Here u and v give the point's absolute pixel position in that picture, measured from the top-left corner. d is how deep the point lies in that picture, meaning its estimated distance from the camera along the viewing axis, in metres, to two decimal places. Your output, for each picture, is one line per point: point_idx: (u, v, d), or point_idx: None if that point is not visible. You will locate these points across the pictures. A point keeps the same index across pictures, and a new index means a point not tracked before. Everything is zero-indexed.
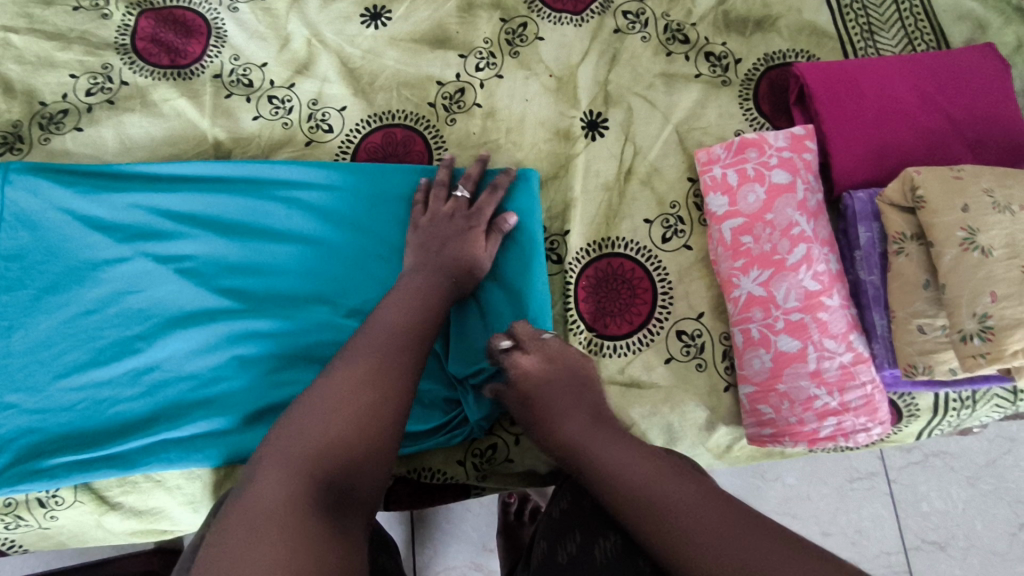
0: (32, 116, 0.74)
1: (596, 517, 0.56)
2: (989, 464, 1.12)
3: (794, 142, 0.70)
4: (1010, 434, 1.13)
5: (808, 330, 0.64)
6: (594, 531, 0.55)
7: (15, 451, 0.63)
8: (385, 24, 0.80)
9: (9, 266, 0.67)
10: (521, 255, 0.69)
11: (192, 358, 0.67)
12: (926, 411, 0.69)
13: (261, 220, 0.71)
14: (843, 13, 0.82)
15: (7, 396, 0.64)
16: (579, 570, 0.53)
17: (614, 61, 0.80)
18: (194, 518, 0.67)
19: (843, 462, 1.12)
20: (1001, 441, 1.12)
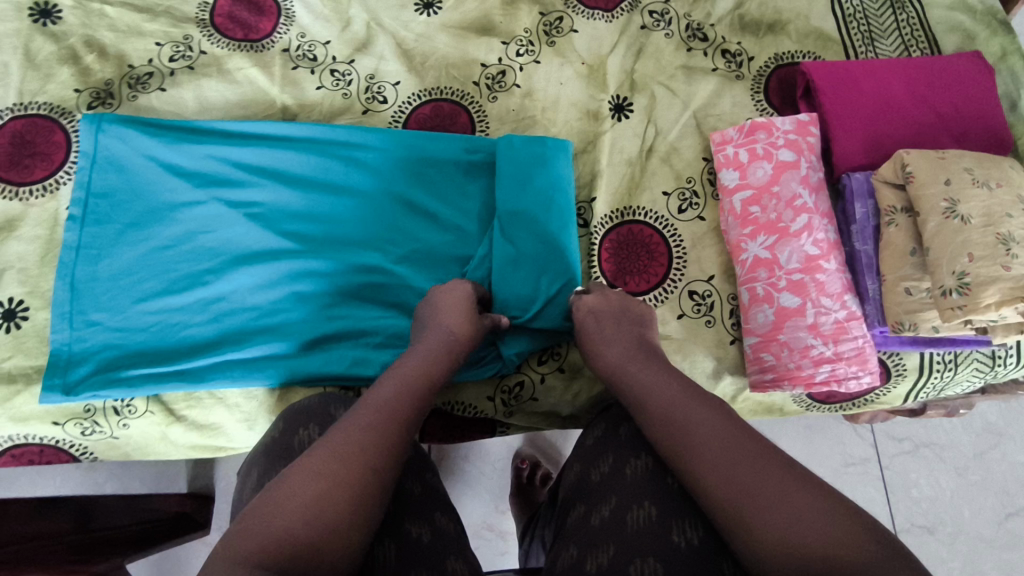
0: (121, 77, 0.83)
1: (630, 442, 0.63)
2: (977, 456, 1.18)
3: (800, 126, 0.78)
4: (997, 429, 1.19)
5: (808, 289, 0.72)
6: (625, 452, 0.62)
7: (97, 362, 0.71)
8: (437, 12, 0.90)
9: (98, 203, 0.75)
10: (558, 215, 0.77)
11: (257, 291, 0.75)
12: (912, 372, 0.77)
13: (322, 175, 0.80)
14: (846, 20, 0.91)
15: (91, 314, 0.72)
16: (611, 487, 0.60)
17: (639, 53, 0.89)
18: (248, 436, 0.75)
19: (838, 447, 1.18)
20: (988, 435, 1.19)
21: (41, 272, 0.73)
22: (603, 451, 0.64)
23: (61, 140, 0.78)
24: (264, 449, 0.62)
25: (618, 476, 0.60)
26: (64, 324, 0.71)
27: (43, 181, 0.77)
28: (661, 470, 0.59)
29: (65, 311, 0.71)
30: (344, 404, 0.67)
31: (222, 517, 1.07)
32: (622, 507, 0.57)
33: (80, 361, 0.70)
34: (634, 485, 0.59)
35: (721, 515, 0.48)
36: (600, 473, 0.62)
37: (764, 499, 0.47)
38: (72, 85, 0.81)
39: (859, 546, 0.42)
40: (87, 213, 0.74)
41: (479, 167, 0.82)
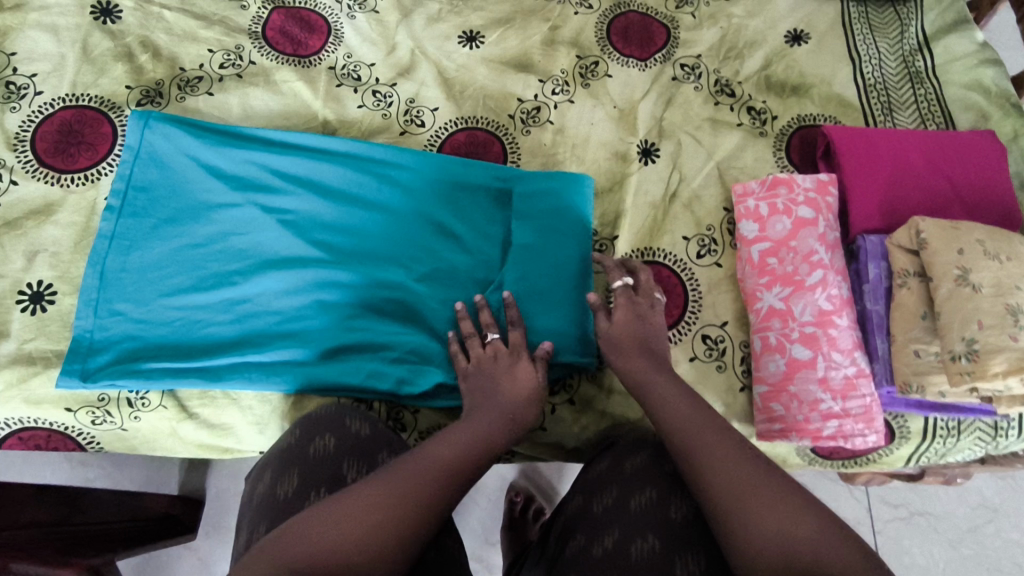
0: (172, 78, 0.86)
1: (633, 475, 0.65)
2: (971, 529, 1.17)
3: (820, 185, 0.81)
4: (993, 504, 1.18)
5: (820, 342, 0.74)
6: (630, 486, 0.64)
7: (117, 351, 0.71)
8: (479, 46, 0.94)
9: (136, 196, 0.77)
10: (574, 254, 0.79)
11: (281, 296, 0.76)
12: (916, 435, 0.78)
13: (355, 189, 0.82)
14: (867, 90, 0.96)
15: (117, 303, 0.73)
16: (615, 517, 0.61)
17: (669, 102, 0.93)
18: (257, 440, 0.75)
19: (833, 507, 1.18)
20: (983, 509, 1.18)
21: (73, 258, 0.75)
22: (605, 484, 0.66)
23: (108, 132, 0.81)
24: (279, 454, 0.64)
25: (622, 509, 0.62)
26: (89, 311, 0.72)
27: (85, 169, 0.79)
28: (666, 502, 0.61)
29: (91, 298, 0.72)
30: (360, 416, 0.68)
31: (212, 524, 1.06)
32: (625, 539, 0.59)
33: (100, 349, 0.71)
34: (638, 518, 0.60)
35: (712, 512, 0.50)
36: (602, 505, 0.64)
37: (754, 501, 0.49)
38: (124, 81, 0.84)
39: (844, 556, 0.44)
40: (124, 204, 0.76)
41: (507, 196, 0.84)
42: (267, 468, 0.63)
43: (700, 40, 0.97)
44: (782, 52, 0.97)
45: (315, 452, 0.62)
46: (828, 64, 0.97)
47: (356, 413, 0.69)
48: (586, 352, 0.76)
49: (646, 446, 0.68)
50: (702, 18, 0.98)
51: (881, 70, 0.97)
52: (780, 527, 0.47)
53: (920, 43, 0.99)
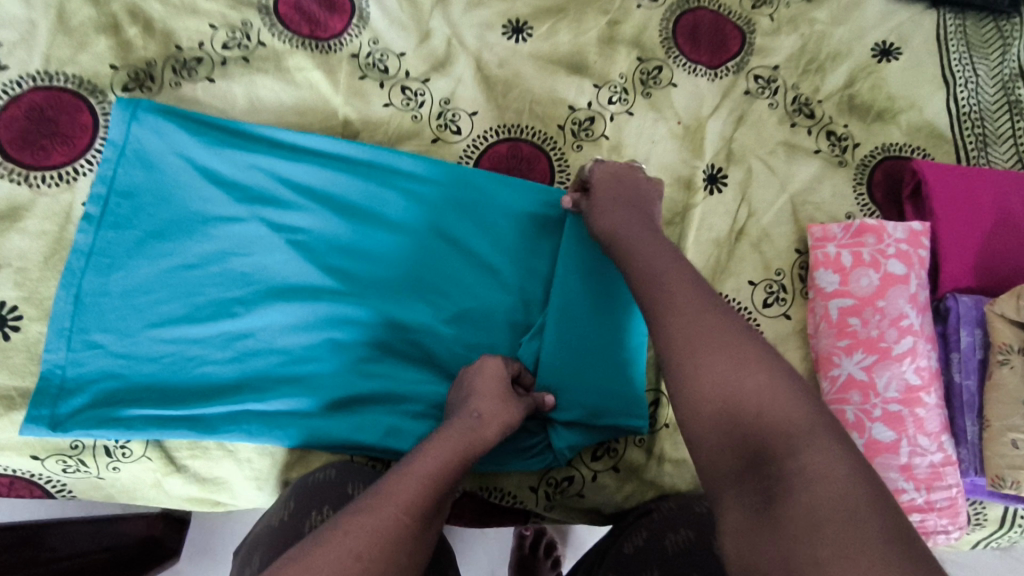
0: (166, 58, 0.72)
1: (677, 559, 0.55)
2: None
3: (913, 236, 0.71)
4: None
5: (905, 424, 0.65)
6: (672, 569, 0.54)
7: (93, 393, 0.61)
8: (526, 39, 0.81)
9: (118, 203, 0.65)
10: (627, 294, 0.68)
11: (287, 332, 0.65)
12: (993, 522, 0.70)
13: (376, 206, 0.70)
14: (961, 119, 0.84)
15: (94, 334, 0.62)
16: None
17: (740, 120, 0.81)
18: (255, 496, 0.66)
19: None
20: None
21: (43, 276, 0.63)
22: (645, 563, 0.56)
23: (88, 122, 0.68)
24: (270, 532, 0.54)
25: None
26: (61, 343, 0.61)
27: (60, 168, 0.66)
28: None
29: (64, 327, 0.61)
30: (364, 481, 0.60)
31: (195, 546, 0.96)
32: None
33: (74, 390, 0.61)
34: None
35: (665, 358, 0.46)
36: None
37: (711, 352, 0.44)
38: (108, 59, 0.70)
39: (798, 419, 0.39)
40: (105, 213, 0.64)
41: (552, 224, 0.72)
42: (256, 550, 0.53)
43: (778, 48, 0.84)
44: (869, 68, 0.85)
45: (312, 529, 0.53)
46: (920, 86, 0.85)
47: (360, 477, 0.61)
48: (636, 415, 0.67)
49: (691, 523, 0.59)
50: (781, 21, 0.86)
51: (978, 97, 0.85)
52: (732, 382, 0.42)
53: (1021, 67, 0.87)
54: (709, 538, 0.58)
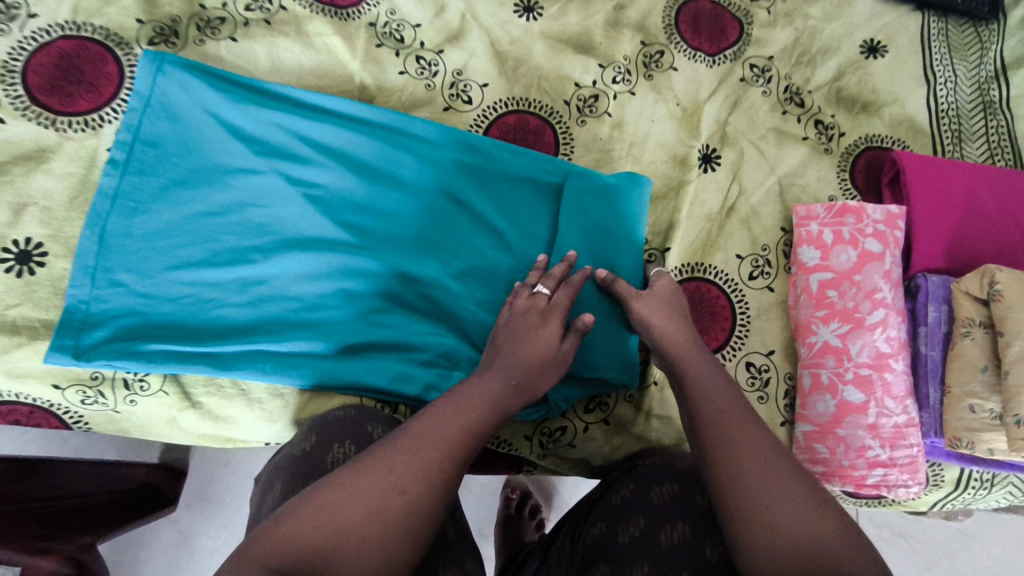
0: (190, 16, 0.75)
1: (664, 507, 0.60)
2: (947, 555, 1.12)
3: (890, 218, 0.76)
4: (971, 531, 1.13)
5: (874, 387, 0.70)
6: (659, 518, 0.59)
7: (114, 327, 0.64)
8: (537, 18, 0.85)
9: (144, 151, 0.67)
10: (627, 251, 0.74)
11: (301, 281, 0.69)
12: (949, 483, 0.76)
13: (390, 167, 0.73)
14: (940, 115, 0.90)
15: (116, 272, 0.64)
16: (643, 553, 0.56)
17: (735, 105, 0.86)
18: (265, 435, 0.69)
19: None
20: (962, 537, 1.13)
21: (68, 216, 0.66)
22: (632, 513, 0.61)
23: (114, 72, 0.71)
24: (288, 462, 0.58)
25: (652, 542, 0.57)
26: (85, 279, 0.63)
27: (86, 114, 0.69)
28: (700, 540, 0.55)
29: (88, 265, 0.64)
30: (381, 422, 0.63)
31: (194, 494, 0.99)
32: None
33: (97, 324, 0.63)
34: (670, 555, 0.55)
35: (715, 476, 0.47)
36: (629, 535, 0.59)
37: (751, 456, 0.47)
38: (134, 13, 0.73)
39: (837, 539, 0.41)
40: (130, 158, 0.67)
41: (555, 192, 0.77)
42: (275, 479, 0.57)
43: (773, 40, 0.89)
44: (856, 64, 0.91)
45: (331, 462, 0.56)
46: (903, 83, 0.91)
47: (377, 418, 0.64)
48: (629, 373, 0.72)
49: (676, 476, 0.63)
50: (777, 15, 0.90)
51: (956, 96, 0.91)
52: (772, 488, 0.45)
53: (997, 69, 0.93)
54: (694, 489, 0.62)
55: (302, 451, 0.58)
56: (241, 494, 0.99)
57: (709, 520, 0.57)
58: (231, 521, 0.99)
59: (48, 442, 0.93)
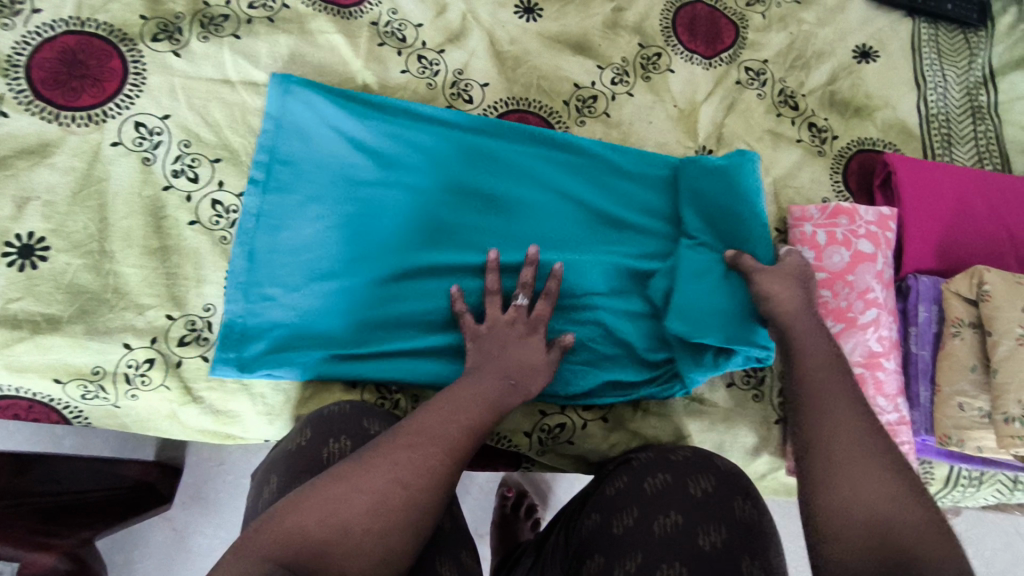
0: (194, 13, 0.75)
1: (656, 498, 0.61)
2: None
3: (881, 219, 0.78)
4: (961, 533, 1.14)
5: (866, 385, 0.72)
6: (653, 509, 0.60)
7: (270, 339, 0.68)
8: (537, 19, 0.86)
9: (281, 170, 0.71)
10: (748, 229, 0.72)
11: (443, 287, 0.72)
12: (939, 481, 0.78)
13: (510, 174, 0.76)
14: (930, 119, 0.92)
15: (267, 287, 0.68)
16: (637, 541, 0.58)
17: (730, 108, 0.87)
18: (266, 430, 0.69)
19: None
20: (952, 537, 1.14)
21: (71, 211, 0.66)
22: (626, 504, 0.62)
23: (118, 67, 0.71)
24: (288, 456, 0.59)
25: (645, 532, 0.58)
26: (240, 296, 0.68)
27: (89, 109, 0.69)
28: (692, 530, 0.57)
29: (240, 282, 0.68)
30: (379, 418, 0.64)
31: (190, 494, 0.99)
32: (650, 564, 0.55)
33: (254, 336, 0.67)
34: (663, 544, 0.57)
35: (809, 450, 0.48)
36: (623, 526, 0.60)
37: (846, 434, 0.48)
38: (138, 10, 0.73)
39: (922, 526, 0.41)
40: (269, 178, 0.70)
41: (660, 190, 0.79)
42: (273, 471, 0.58)
43: (768, 43, 0.91)
44: (849, 68, 0.93)
45: (330, 456, 0.57)
46: (894, 87, 0.92)
47: (375, 414, 0.64)
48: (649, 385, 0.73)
49: (668, 467, 0.64)
50: (772, 19, 0.92)
51: (945, 101, 0.93)
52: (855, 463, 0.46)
53: (985, 75, 0.95)
54: (686, 478, 0.63)
55: (309, 443, 0.59)
56: (236, 493, 0.99)
57: (702, 509, 0.59)
58: (226, 520, 0.99)
59: (42, 437, 0.94)
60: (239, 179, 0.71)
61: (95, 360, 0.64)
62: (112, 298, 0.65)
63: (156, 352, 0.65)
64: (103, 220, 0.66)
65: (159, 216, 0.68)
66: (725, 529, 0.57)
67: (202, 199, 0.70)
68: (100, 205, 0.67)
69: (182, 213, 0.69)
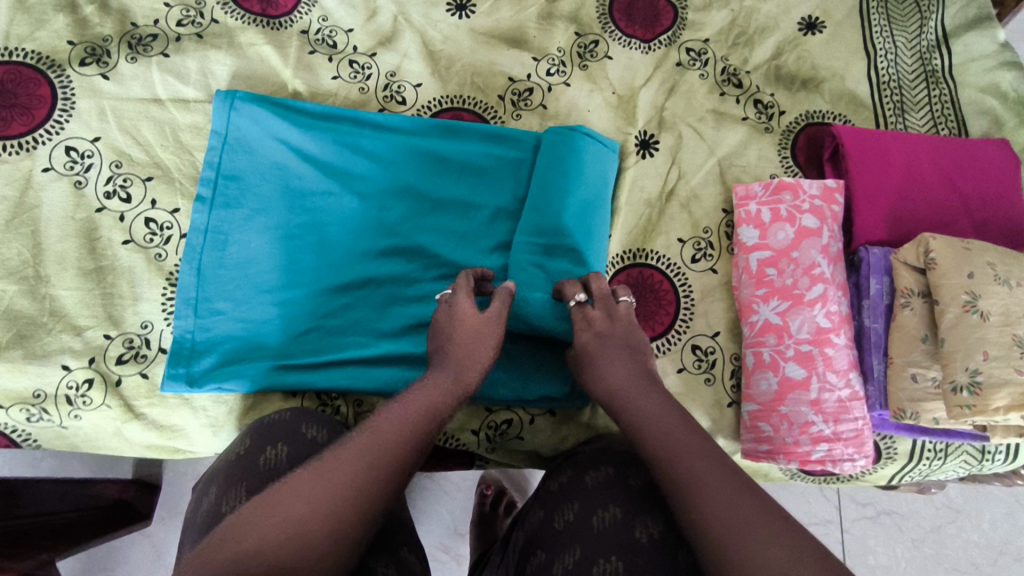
0: (123, 35, 0.76)
1: (596, 491, 0.59)
2: (934, 530, 1.10)
3: (827, 192, 0.76)
4: (956, 505, 1.11)
5: (815, 362, 0.70)
6: (593, 501, 0.59)
7: (220, 353, 0.68)
8: (469, 16, 0.85)
9: (227, 185, 0.71)
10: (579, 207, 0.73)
11: (393, 290, 0.72)
12: (903, 455, 0.76)
13: (454, 175, 0.76)
14: (881, 87, 0.90)
15: (216, 302, 0.69)
16: (576, 536, 0.56)
17: (672, 90, 0.86)
18: (211, 442, 0.70)
19: (798, 512, 1.09)
20: (947, 510, 1.11)
21: (4, 238, 0.67)
22: (567, 498, 0.60)
23: (47, 94, 0.72)
24: (226, 466, 0.56)
25: (585, 525, 0.56)
26: (189, 311, 0.68)
27: (20, 137, 0.70)
28: (630, 522, 0.56)
29: (190, 298, 0.68)
30: (318, 423, 0.62)
31: (168, 507, 1.00)
32: (587, 558, 0.53)
33: (204, 351, 0.68)
34: (601, 537, 0.55)
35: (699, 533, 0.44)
36: (564, 520, 0.58)
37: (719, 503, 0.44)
38: (66, 36, 0.74)
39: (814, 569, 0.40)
40: (216, 194, 0.71)
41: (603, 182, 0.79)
42: (212, 482, 0.56)
43: (709, 22, 0.89)
44: (795, 41, 0.91)
45: (265, 463, 0.55)
46: (841, 58, 0.90)
47: (314, 418, 0.63)
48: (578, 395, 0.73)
49: (611, 460, 0.63)
50: None
51: (896, 67, 0.91)
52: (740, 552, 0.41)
53: (938, 38, 0.93)
54: (625, 471, 0.62)
55: (233, 456, 0.57)
56: None
57: (640, 501, 0.58)
58: None
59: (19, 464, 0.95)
60: (171, 196, 0.72)
61: (36, 383, 0.65)
62: (50, 322, 0.66)
63: (95, 371, 0.66)
64: (38, 245, 0.68)
65: (92, 238, 0.69)
66: (662, 522, 0.56)
67: (135, 218, 0.71)
68: (34, 231, 0.68)
69: (116, 233, 0.70)
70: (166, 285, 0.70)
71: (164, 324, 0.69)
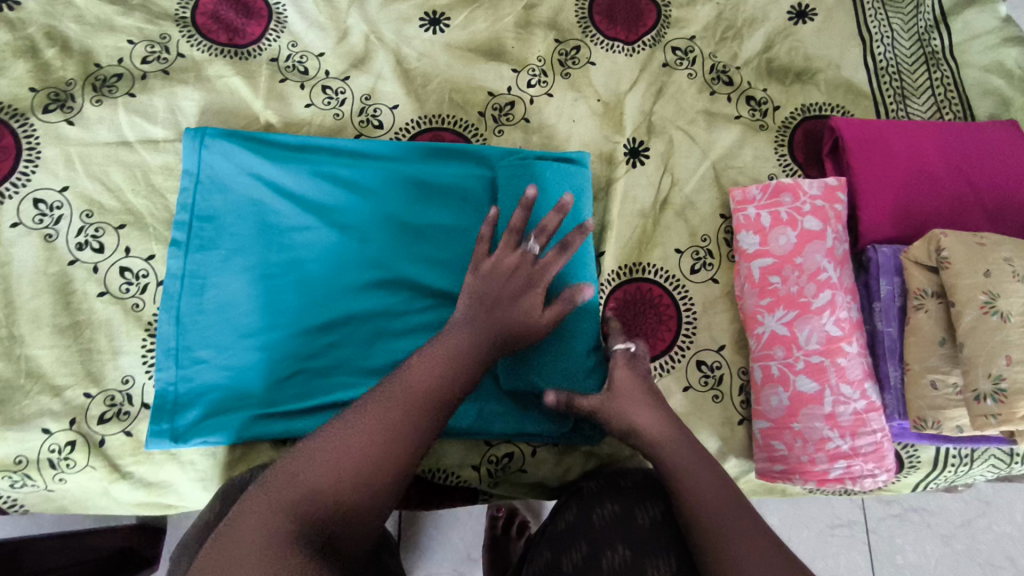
0: (86, 77, 0.73)
1: (604, 530, 0.56)
2: (964, 524, 1.06)
3: (828, 191, 0.72)
4: (987, 498, 1.07)
5: (827, 374, 0.67)
6: (600, 541, 0.55)
7: (204, 404, 0.66)
8: (443, 30, 0.82)
9: (202, 227, 0.69)
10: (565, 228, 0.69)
11: (379, 325, 0.69)
12: (926, 464, 0.72)
13: (437, 200, 0.73)
14: (878, 73, 0.86)
15: (197, 350, 0.66)
16: None
17: (659, 93, 0.82)
18: (202, 496, 0.67)
19: (821, 515, 1.05)
20: (977, 503, 1.07)
21: None
22: (574, 539, 0.56)
23: (11, 145, 0.70)
24: (199, 532, 0.53)
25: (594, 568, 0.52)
26: (170, 362, 0.66)
27: None
28: (640, 566, 0.52)
29: (171, 348, 0.66)
30: None
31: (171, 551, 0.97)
32: None
33: (187, 404, 0.65)
34: None
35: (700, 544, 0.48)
36: (572, 563, 0.54)
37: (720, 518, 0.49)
38: (28, 83, 0.72)
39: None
40: (191, 238, 0.68)
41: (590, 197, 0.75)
42: (191, 547, 0.52)
43: (695, 18, 0.85)
44: (786, 31, 0.87)
45: None
46: (836, 45, 0.86)
47: None
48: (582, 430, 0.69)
49: (616, 495, 0.60)
50: None
51: (894, 52, 0.87)
52: None
53: (936, 17, 0.88)
54: (633, 507, 0.59)
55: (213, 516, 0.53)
56: None
57: (650, 541, 0.55)
58: None
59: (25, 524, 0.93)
60: (146, 243, 0.70)
61: (17, 449, 0.63)
62: (27, 383, 0.64)
63: (77, 433, 0.64)
64: (10, 303, 0.66)
65: (66, 292, 0.67)
66: (673, 563, 0.53)
67: (109, 268, 0.69)
68: (5, 288, 0.66)
69: (90, 286, 0.68)
70: (145, 336, 0.68)
71: (145, 377, 0.67)
